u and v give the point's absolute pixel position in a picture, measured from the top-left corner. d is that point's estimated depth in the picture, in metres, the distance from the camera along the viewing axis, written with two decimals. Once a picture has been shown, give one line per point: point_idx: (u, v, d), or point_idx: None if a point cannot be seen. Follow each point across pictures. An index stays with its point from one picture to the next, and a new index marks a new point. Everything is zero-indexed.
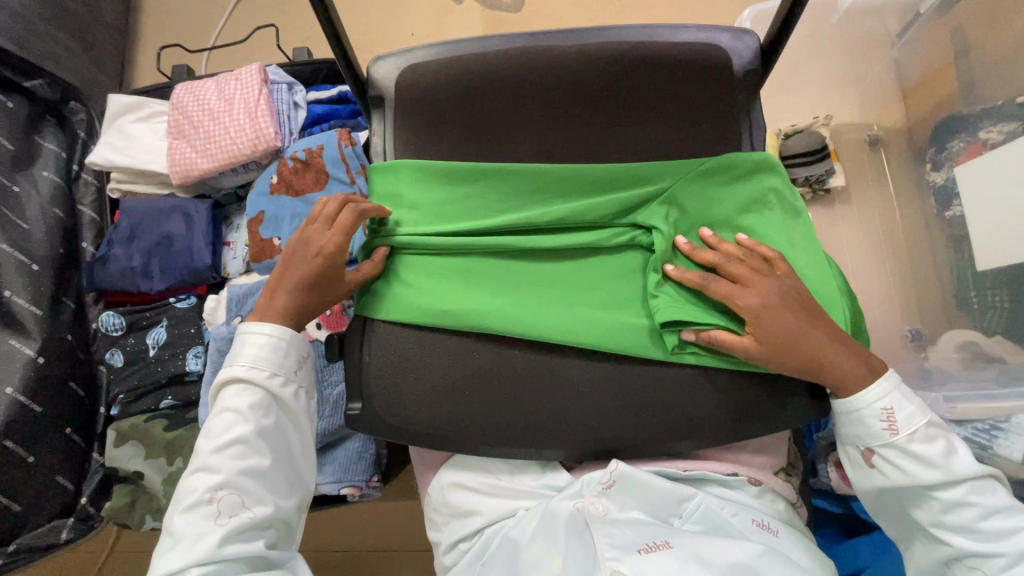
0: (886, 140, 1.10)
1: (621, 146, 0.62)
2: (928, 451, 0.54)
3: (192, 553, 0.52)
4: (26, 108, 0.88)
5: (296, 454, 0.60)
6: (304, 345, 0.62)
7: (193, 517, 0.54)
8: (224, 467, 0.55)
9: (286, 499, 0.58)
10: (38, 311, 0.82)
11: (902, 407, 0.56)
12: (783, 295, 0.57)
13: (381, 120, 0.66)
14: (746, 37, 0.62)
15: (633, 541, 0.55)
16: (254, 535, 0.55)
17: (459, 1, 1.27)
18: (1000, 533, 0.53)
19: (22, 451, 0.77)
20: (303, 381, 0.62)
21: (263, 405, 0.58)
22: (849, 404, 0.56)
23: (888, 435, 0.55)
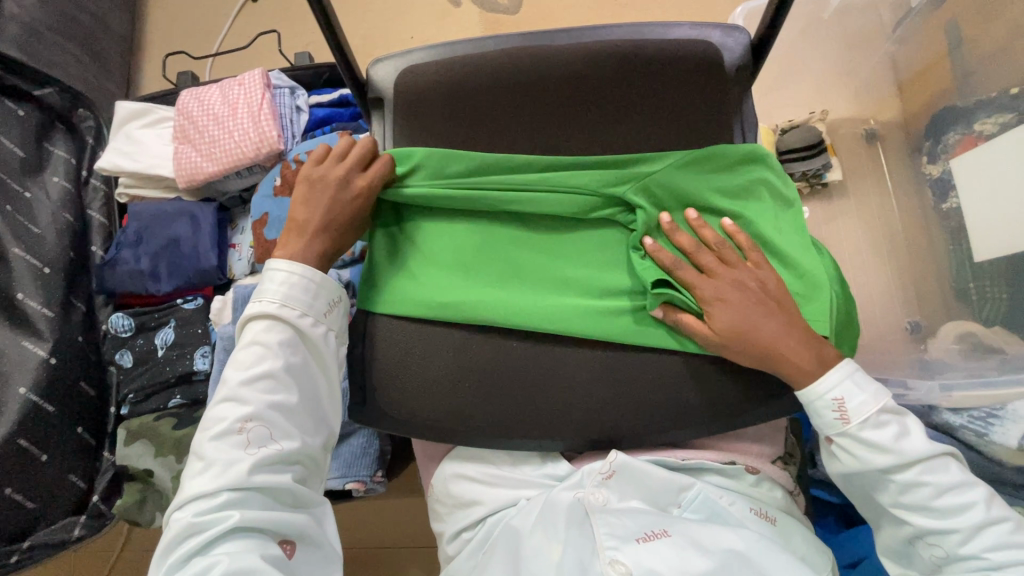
0: (883, 134, 1.10)
1: (614, 142, 0.64)
2: (879, 437, 0.54)
3: (222, 477, 0.53)
4: (36, 115, 0.91)
5: (324, 393, 0.60)
6: (335, 290, 0.62)
7: (224, 443, 0.55)
8: (253, 400, 0.56)
9: (313, 436, 0.59)
10: (49, 313, 0.84)
11: (853, 396, 0.55)
12: (751, 284, 0.57)
13: (382, 121, 0.68)
14: (737, 33, 0.63)
15: (632, 530, 0.56)
16: (282, 467, 0.56)
17: (457, 4, 1.29)
18: (955, 508, 0.53)
19: (36, 450, 0.79)
20: (332, 324, 0.61)
21: (291, 344, 0.59)
22: (801, 397, 0.56)
23: (841, 425, 0.55)
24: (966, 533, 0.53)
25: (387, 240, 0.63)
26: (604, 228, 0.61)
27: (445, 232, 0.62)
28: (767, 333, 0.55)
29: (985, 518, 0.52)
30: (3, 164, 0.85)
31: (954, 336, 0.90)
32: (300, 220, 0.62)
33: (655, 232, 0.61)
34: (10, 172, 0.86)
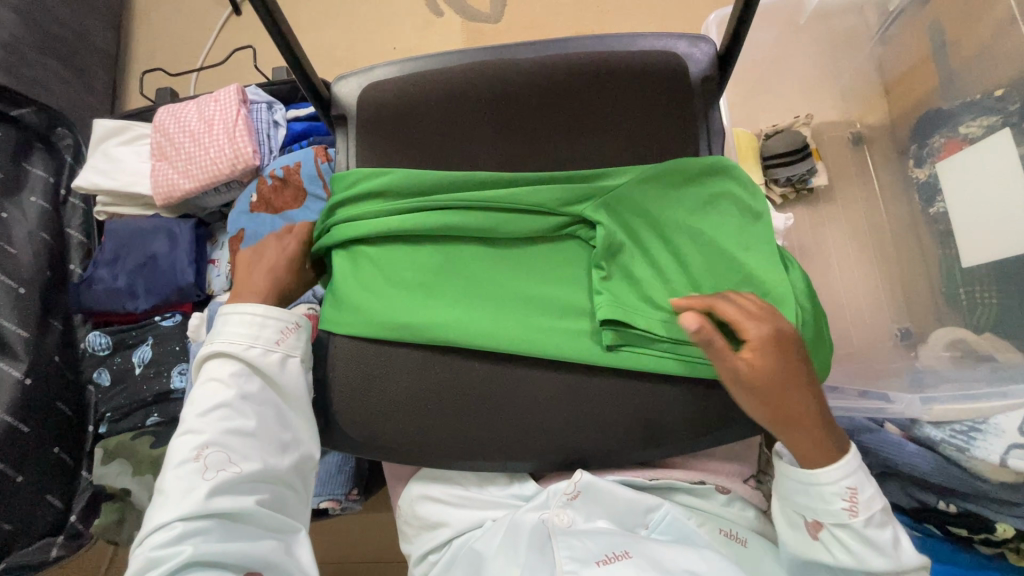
0: (869, 137, 1.08)
1: (580, 155, 0.63)
2: (880, 537, 0.51)
3: (177, 508, 0.52)
4: (13, 135, 0.90)
5: (287, 419, 0.59)
6: (289, 315, 0.60)
7: (181, 473, 0.54)
8: (210, 428, 0.55)
9: (278, 461, 0.57)
10: (25, 334, 0.83)
11: (864, 489, 0.52)
12: (790, 339, 0.52)
13: (344, 136, 0.67)
14: (702, 44, 0.62)
15: (593, 553, 0.55)
16: (244, 491, 0.55)
17: (439, 14, 1.28)
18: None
19: (12, 472, 0.78)
20: (290, 350, 0.59)
21: (247, 373, 0.58)
22: (810, 477, 0.52)
23: (847, 515, 0.51)
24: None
25: (348, 261, 0.62)
26: (566, 243, 0.60)
27: (400, 252, 0.62)
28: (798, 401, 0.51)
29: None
30: None
31: (944, 343, 0.87)
32: (246, 280, 0.65)
33: (622, 251, 0.58)
34: None
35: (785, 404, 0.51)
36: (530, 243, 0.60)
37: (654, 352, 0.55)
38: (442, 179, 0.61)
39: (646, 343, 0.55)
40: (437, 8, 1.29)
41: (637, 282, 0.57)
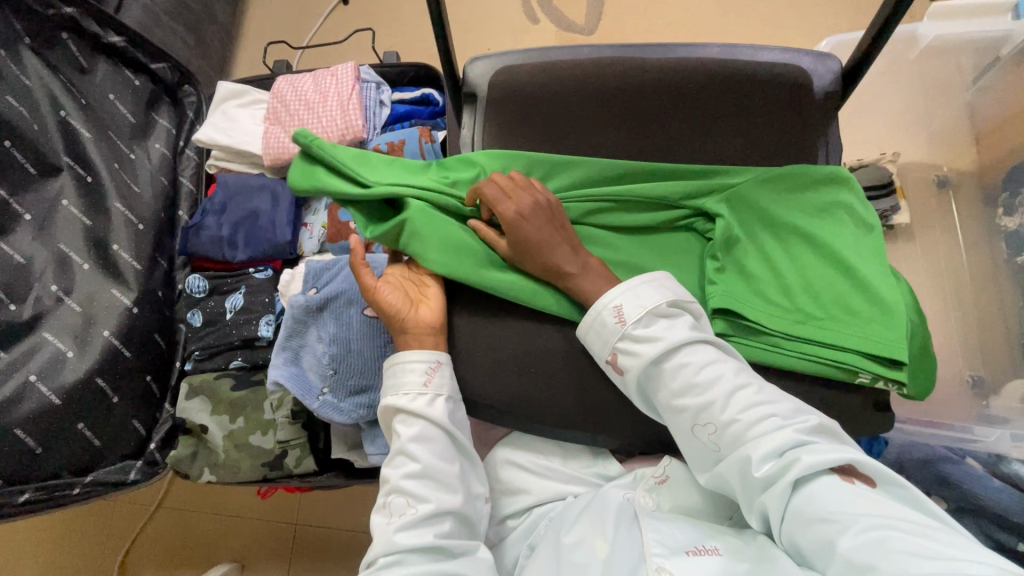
0: (956, 182, 1.05)
1: (698, 153, 0.65)
2: (647, 331, 0.55)
3: (377, 547, 0.55)
4: (148, 86, 0.98)
5: (456, 458, 0.59)
6: (433, 352, 0.60)
7: (378, 517, 0.57)
8: (392, 474, 0.58)
9: (452, 496, 0.57)
10: (138, 265, 0.89)
11: (627, 298, 0.56)
12: (535, 209, 0.60)
13: (471, 115, 0.72)
14: (829, 61, 0.66)
15: (681, 543, 0.53)
16: (426, 529, 0.55)
17: (535, 21, 1.34)
18: (744, 415, 0.51)
19: (109, 391, 0.83)
20: (438, 390, 0.59)
21: (411, 419, 0.58)
22: (589, 314, 0.57)
23: (619, 327, 0.55)
24: (768, 447, 0.49)
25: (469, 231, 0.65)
26: (681, 234, 0.63)
27: None
28: (546, 257, 0.59)
29: (787, 428, 0.49)
30: (116, 126, 0.92)
31: (1020, 395, 0.87)
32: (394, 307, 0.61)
33: (740, 246, 0.60)
34: (120, 134, 0.92)
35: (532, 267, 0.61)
36: (646, 230, 0.64)
37: (761, 345, 0.56)
38: (563, 159, 0.64)
39: (753, 334, 0.57)
40: (534, 15, 1.34)
41: (750, 276, 0.58)
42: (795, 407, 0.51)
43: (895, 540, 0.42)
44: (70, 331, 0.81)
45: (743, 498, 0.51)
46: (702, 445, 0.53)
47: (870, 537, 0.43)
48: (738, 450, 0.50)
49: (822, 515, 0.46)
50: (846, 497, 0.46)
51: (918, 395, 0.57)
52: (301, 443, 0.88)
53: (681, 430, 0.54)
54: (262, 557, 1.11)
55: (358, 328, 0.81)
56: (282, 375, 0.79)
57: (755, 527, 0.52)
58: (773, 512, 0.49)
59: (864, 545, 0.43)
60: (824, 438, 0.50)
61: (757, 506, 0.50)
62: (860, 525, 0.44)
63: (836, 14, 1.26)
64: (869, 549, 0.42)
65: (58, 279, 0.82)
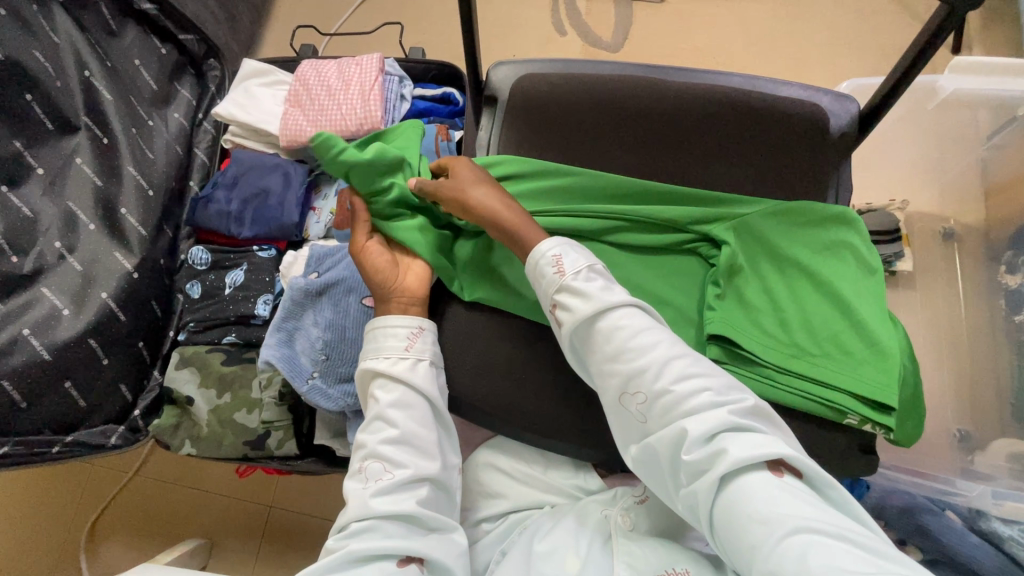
0: (961, 236, 1.05)
1: (712, 180, 0.66)
2: (586, 287, 0.55)
3: (349, 513, 0.55)
4: (174, 56, 1.00)
5: (433, 426, 0.60)
6: (415, 318, 0.62)
7: (353, 482, 0.58)
8: (368, 439, 0.58)
9: (428, 463, 0.58)
10: (143, 231, 0.89)
11: (570, 254, 0.57)
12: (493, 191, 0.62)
13: (490, 117, 0.72)
14: (847, 103, 0.67)
15: (652, 567, 0.52)
16: (402, 495, 0.56)
17: (563, 33, 1.34)
18: (677, 389, 0.51)
19: (100, 353, 0.83)
20: (419, 354, 0.61)
21: (391, 384, 0.60)
22: (529, 262, 0.58)
23: (557, 278, 0.56)
24: (699, 427, 0.49)
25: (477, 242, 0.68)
26: (685, 257, 0.63)
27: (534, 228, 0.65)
28: None
29: (720, 410, 0.50)
30: (137, 92, 0.93)
31: (1005, 454, 0.87)
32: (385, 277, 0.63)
33: (742, 275, 0.60)
34: (141, 101, 0.94)
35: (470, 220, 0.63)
36: (652, 251, 0.64)
37: (752, 375, 0.57)
38: (575, 173, 0.65)
39: (746, 362, 0.57)
40: (561, 27, 1.35)
41: (749, 306, 0.58)
42: (730, 387, 0.52)
43: (818, 548, 0.41)
44: (69, 289, 0.81)
45: (672, 480, 0.51)
46: (632, 412, 0.53)
47: (795, 540, 0.42)
48: (668, 426, 0.51)
49: (751, 515, 0.45)
50: (776, 492, 0.46)
51: (906, 442, 0.56)
52: (285, 426, 0.88)
53: (613, 395, 0.54)
54: (233, 536, 1.10)
55: (355, 316, 0.82)
56: (273, 355, 0.80)
57: (680, 513, 0.52)
58: (701, 502, 0.49)
59: (788, 551, 0.42)
60: (756, 426, 0.50)
61: (685, 489, 0.50)
62: (784, 528, 0.43)
63: (860, 58, 1.27)
64: (794, 551, 0.42)
65: (63, 237, 0.82)
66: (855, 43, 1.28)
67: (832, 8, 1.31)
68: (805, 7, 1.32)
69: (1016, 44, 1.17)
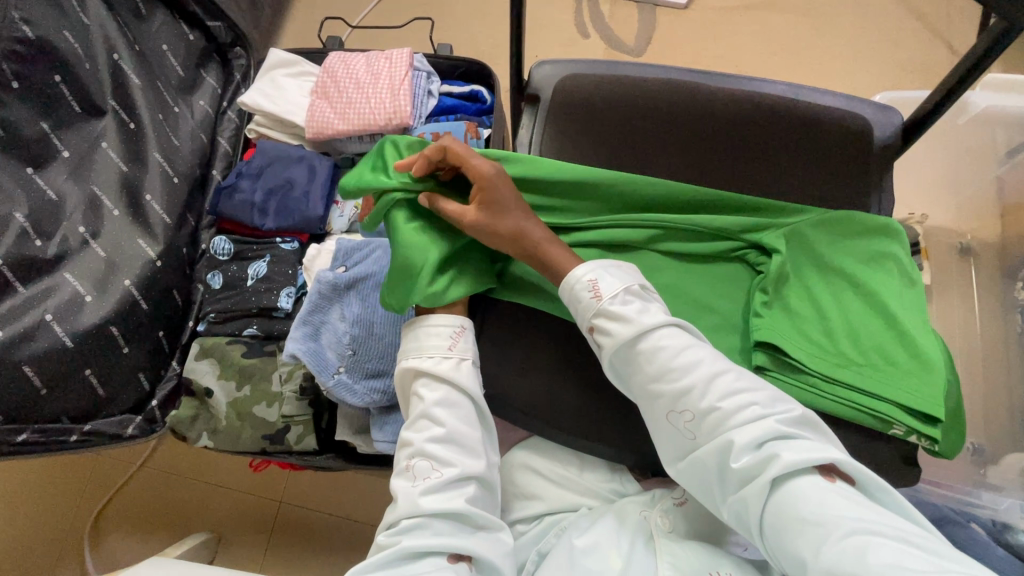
0: (978, 251, 1.04)
1: (755, 186, 0.65)
2: (623, 310, 0.54)
3: (398, 511, 0.54)
4: (201, 42, 0.99)
5: (475, 424, 0.59)
6: (456, 318, 0.61)
7: (399, 482, 0.57)
8: (414, 438, 0.57)
9: (474, 462, 0.57)
10: (167, 220, 0.88)
11: (604, 274, 0.55)
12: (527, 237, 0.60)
13: (531, 115, 0.71)
14: (890, 114, 0.67)
15: (696, 569, 0.52)
16: (451, 494, 0.55)
17: (585, 36, 1.34)
18: (724, 406, 0.51)
19: (121, 342, 0.81)
20: (462, 352, 0.60)
21: (434, 382, 0.59)
22: (564, 286, 0.57)
23: (594, 302, 0.55)
24: (748, 437, 0.49)
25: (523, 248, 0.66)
26: (730, 263, 0.63)
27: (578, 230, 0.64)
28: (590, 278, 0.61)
29: (768, 420, 0.50)
30: (164, 77, 0.92)
31: (1019, 468, 0.86)
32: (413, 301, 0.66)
33: (788, 284, 0.60)
34: (167, 86, 0.92)
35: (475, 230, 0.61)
36: (697, 258, 0.63)
37: (799, 383, 0.57)
38: (620, 177, 0.64)
39: (793, 371, 0.57)
40: (584, 29, 1.35)
41: (795, 314, 0.59)
42: (776, 397, 0.52)
43: (877, 547, 0.42)
44: (92, 275, 0.79)
45: (720, 491, 0.51)
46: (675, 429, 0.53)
47: (852, 543, 0.43)
48: (715, 440, 0.51)
49: (805, 517, 0.45)
50: (829, 495, 0.46)
51: (946, 453, 0.57)
52: (305, 420, 0.86)
53: (658, 415, 0.54)
54: (241, 531, 1.08)
55: (382, 311, 0.81)
56: (298, 348, 0.78)
57: (725, 519, 0.53)
58: (751, 508, 0.49)
59: (848, 552, 0.42)
60: (804, 433, 0.50)
61: (735, 496, 0.50)
62: (840, 530, 0.44)
63: (879, 72, 1.28)
64: (853, 553, 0.42)
65: (87, 221, 0.80)
66: (875, 58, 1.29)
67: (853, 23, 1.32)
68: (828, 20, 1.33)
69: None
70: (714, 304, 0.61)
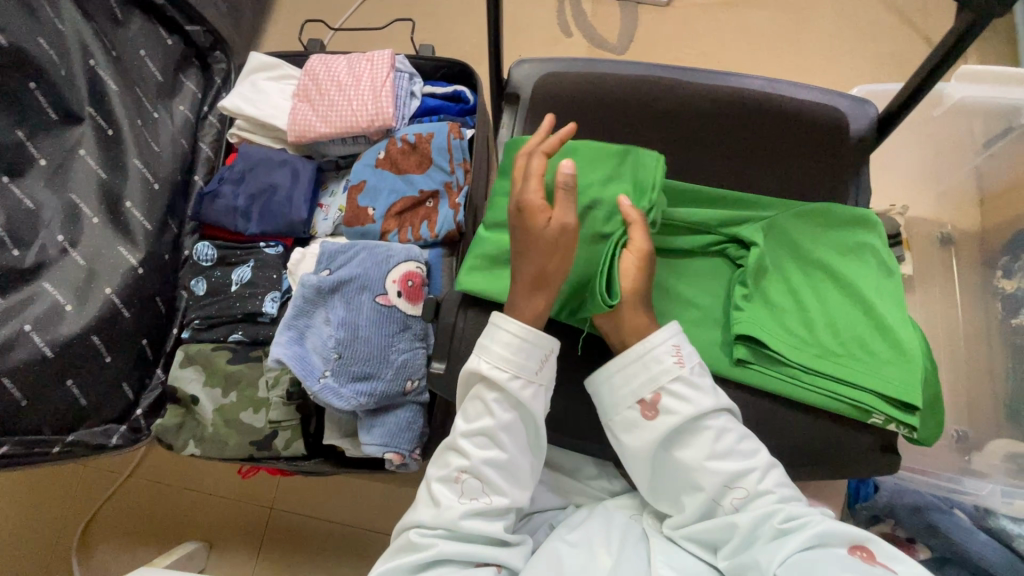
0: (958, 241, 1.05)
1: (733, 180, 0.66)
2: (702, 381, 0.55)
3: (436, 517, 0.54)
4: (180, 48, 0.98)
5: (532, 453, 0.58)
6: (549, 342, 0.57)
7: (444, 487, 0.56)
8: (471, 453, 0.56)
9: (520, 495, 0.57)
10: (149, 226, 0.87)
11: (685, 345, 0.56)
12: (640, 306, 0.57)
13: (511, 116, 0.73)
14: (865, 106, 0.68)
15: (689, 569, 0.54)
16: (492, 518, 0.55)
17: (568, 34, 1.35)
18: (775, 486, 0.53)
19: (103, 351, 0.80)
20: (545, 380, 0.57)
21: (504, 400, 0.56)
22: (639, 348, 0.55)
23: (677, 368, 0.54)
24: (792, 522, 0.51)
25: None
26: (711, 257, 0.63)
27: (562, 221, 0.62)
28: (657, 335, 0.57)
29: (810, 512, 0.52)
30: (143, 83, 0.91)
31: (1002, 453, 0.86)
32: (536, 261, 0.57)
33: (767, 276, 0.61)
34: (146, 92, 0.91)
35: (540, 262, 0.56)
36: (679, 253, 0.63)
37: (778, 374, 0.58)
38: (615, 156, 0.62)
39: (770, 362, 0.58)
40: (567, 29, 1.35)
41: (775, 307, 0.59)
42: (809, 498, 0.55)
43: None
44: (72, 284, 0.79)
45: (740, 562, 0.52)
46: (716, 493, 0.53)
47: None
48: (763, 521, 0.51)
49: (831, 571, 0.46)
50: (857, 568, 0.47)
51: (927, 442, 0.58)
52: (292, 426, 0.86)
53: (706, 488, 0.53)
54: (232, 539, 1.07)
55: (368, 314, 0.81)
56: (284, 352, 0.79)
57: None
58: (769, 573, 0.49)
59: None
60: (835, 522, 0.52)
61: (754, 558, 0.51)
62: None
63: (858, 67, 1.29)
64: None
65: (66, 230, 0.80)
66: (855, 53, 1.30)
67: (832, 18, 1.33)
68: (807, 16, 1.34)
69: (1007, 56, 1.20)
70: (698, 299, 0.61)
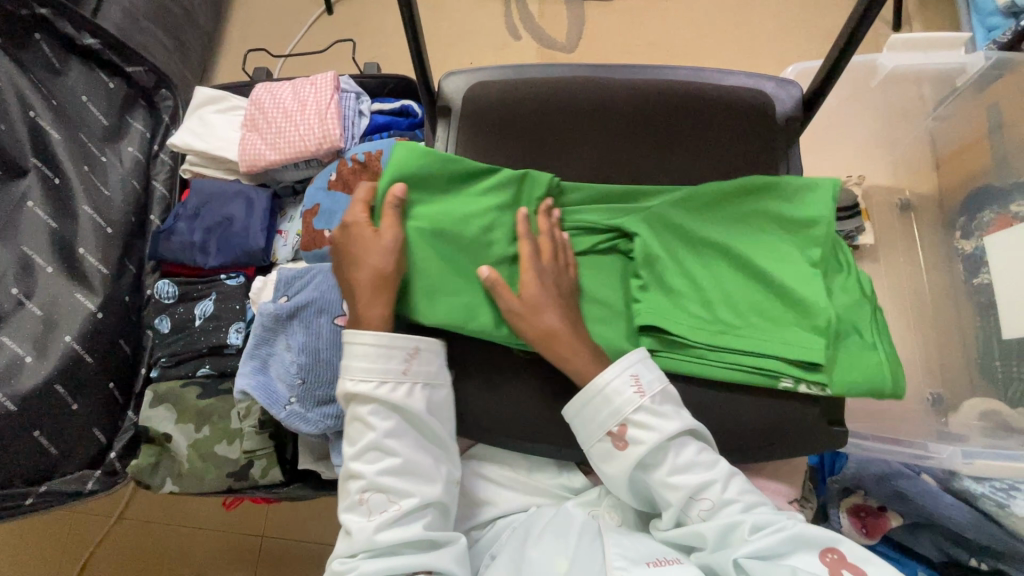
0: (917, 206, 1.05)
1: (669, 172, 0.67)
2: (661, 407, 0.56)
3: (352, 544, 0.56)
4: (123, 89, 0.97)
5: (428, 448, 0.60)
6: (408, 339, 0.60)
7: (353, 514, 0.58)
8: (365, 471, 0.58)
9: (431, 488, 0.58)
10: (105, 270, 0.88)
11: (645, 374, 0.58)
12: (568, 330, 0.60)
13: (446, 127, 0.71)
14: (790, 87, 0.68)
15: (643, 555, 0.54)
16: (410, 521, 0.57)
17: (517, 37, 1.35)
18: (738, 493, 0.55)
19: (69, 398, 0.81)
20: (416, 376, 0.59)
21: (381, 410, 0.59)
22: (599, 384, 0.57)
23: (639, 398, 0.56)
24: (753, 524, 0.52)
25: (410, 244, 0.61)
26: (605, 255, 0.67)
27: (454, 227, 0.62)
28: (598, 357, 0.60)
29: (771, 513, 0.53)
30: (87, 128, 0.92)
31: (976, 412, 0.85)
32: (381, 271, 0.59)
33: (694, 264, 0.63)
34: (91, 136, 0.92)
35: (377, 259, 0.60)
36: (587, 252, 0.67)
37: (713, 359, 0.61)
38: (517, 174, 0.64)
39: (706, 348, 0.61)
40: (515, 32, 1.36)
41: (703, 294, 0.62)
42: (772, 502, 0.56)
43: None
44: (30, 336, 0.79)
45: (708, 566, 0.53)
46: (684, 505, 0.55)
47: None
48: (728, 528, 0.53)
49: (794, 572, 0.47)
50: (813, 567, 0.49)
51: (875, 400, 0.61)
52: (268, 454, 0.86)
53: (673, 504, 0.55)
54: (224, 571, 1.08)
55: (328, 337, 0.81)
56: (249, 384, 0.80)
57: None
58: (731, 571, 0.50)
59: None
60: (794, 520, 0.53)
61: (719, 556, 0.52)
62: None
63: (805, 42, 1.30)
64: None
65: (19, 282, 0.80)
66: (801, 29, 1.31)
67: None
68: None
69: (950, 18, 1.21)
70: (597, 296, 0.65)
